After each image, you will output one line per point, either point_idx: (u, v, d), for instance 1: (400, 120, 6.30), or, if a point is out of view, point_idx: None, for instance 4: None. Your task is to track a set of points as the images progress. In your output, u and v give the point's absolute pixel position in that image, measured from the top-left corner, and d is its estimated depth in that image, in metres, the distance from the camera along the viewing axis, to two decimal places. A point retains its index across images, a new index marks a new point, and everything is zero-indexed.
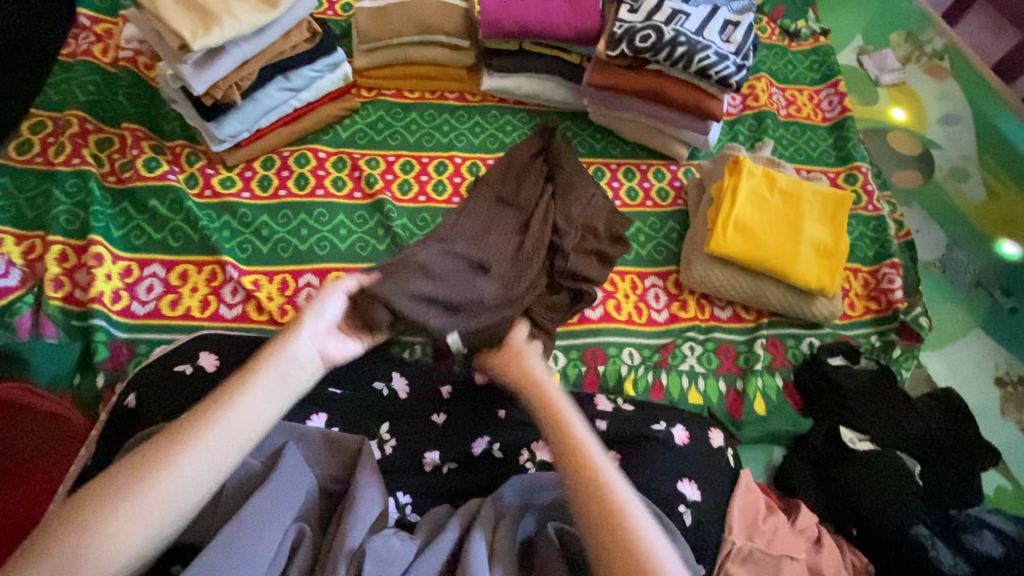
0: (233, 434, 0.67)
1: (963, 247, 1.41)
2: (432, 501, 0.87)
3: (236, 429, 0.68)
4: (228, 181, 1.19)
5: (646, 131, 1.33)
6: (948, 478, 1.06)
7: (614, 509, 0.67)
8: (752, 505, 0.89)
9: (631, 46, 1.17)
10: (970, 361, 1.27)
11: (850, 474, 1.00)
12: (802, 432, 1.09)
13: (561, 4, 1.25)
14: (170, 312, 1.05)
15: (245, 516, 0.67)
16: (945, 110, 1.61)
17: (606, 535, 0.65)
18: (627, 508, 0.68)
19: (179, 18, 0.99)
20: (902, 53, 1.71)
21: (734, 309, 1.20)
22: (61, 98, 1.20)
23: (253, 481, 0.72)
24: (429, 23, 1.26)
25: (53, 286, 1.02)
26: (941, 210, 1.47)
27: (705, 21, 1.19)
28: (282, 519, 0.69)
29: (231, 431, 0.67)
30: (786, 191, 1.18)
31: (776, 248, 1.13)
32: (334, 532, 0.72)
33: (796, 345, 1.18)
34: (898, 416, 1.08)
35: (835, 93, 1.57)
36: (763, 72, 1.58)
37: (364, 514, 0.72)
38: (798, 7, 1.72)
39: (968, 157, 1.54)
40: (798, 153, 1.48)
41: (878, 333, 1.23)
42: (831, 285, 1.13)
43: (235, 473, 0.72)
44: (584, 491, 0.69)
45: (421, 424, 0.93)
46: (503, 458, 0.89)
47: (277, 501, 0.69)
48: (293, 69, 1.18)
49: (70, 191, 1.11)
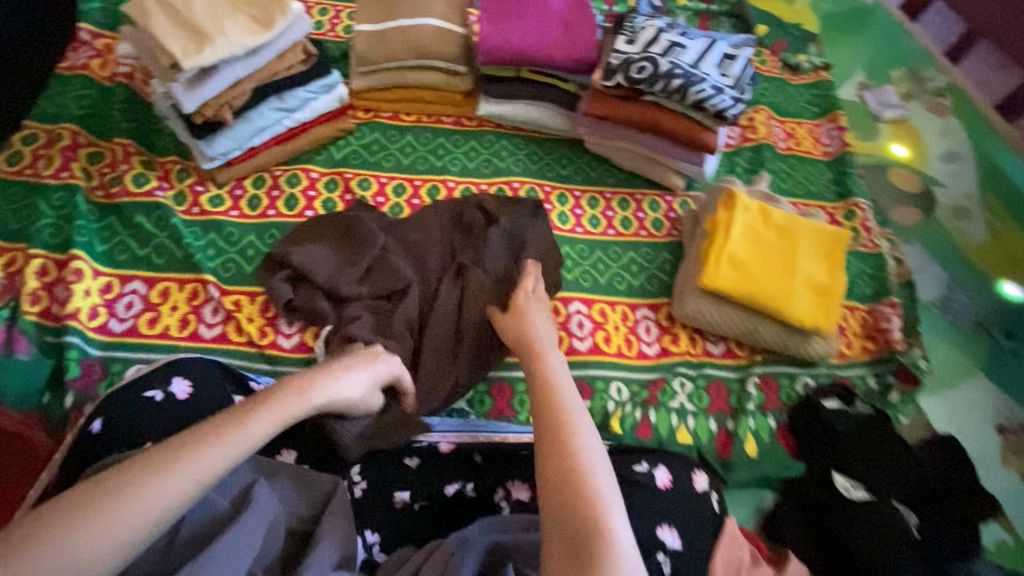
0: (220, 459, 0.61)
1: (964, 287, 1.38)
2: (407, 541, 0.85)
3: (229, 456, 0.62)
4: (217, 199, 1.18)
5: (642, 161, 1.31)
6: (948, 533, 1.01)
7: (564, 443, 0.66)
8: (738, 555, 0.85)
9: (626, 78, 1.17)
10: (971, 405, 1.23)
11: (844, 525, 0.96)
12: (794, 476, 1.06)
13: (559, 34, 1.25)
14: (148, 330, 1.03)
15: (210, 557, 0.62)
16: (946, 147, 1.60)
17: (561, 492, 0.62)
18: (592, 482, 0.63)
19: (172, 38, 1.00)
20: (903, 89, 1.70)
21: (727, 344, 1.17)
22: (56, 111, 1.20)
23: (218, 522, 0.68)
24: (426, 48, 1.26)
25: (30, 301, 1.00)
26: (942, 248, 1.44)
27: (702, 54, 1.19)
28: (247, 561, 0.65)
29: (219, 454, 0.61)
30: (782, 227, 1.16)
31: (769, 284, 1.10)
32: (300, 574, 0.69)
33: (790, 385, 1.15)
34: (891, 461, 1.04)
35: (835, 127, 1.56)
36: (762, 105, 1.58)
37: (326, 554, 0.70)
38: (800, 42, 1.72)
39: (969, 195, 1.52)
40: (797, 187, 1.46)
41: (875, 375, 1.19)
42: (827, 325, 1.10)
43: (197, 510, 0.68)
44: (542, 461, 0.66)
45: (394, 466, 0.88)
46: (476, 498, 0.88)
47: (243, 542, 0.65)
48: (289, 90, 1.18)
49: (56, 204, 1.10)
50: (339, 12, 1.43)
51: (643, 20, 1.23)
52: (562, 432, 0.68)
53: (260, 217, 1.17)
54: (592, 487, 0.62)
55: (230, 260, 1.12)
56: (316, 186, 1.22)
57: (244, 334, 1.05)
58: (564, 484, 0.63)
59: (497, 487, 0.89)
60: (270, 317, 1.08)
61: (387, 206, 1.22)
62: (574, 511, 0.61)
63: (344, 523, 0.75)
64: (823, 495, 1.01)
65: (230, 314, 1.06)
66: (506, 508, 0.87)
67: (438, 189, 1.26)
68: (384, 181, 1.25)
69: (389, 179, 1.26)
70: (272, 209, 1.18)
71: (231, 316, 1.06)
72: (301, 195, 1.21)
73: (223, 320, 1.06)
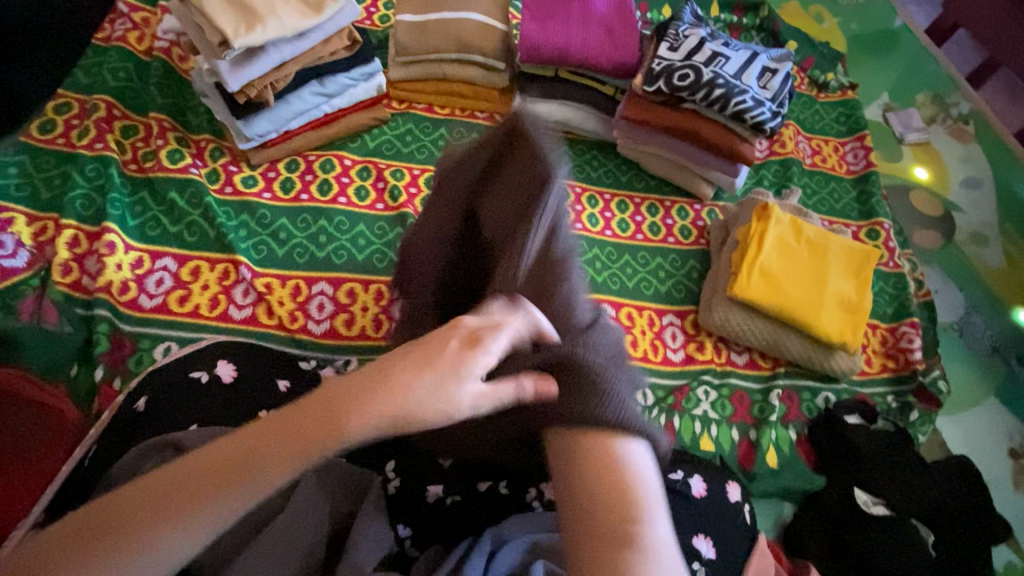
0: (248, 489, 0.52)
1: (980, 312, 1.40)
2: (437, 538, 0.86)
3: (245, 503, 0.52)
4: (250, 180, 1.17)
5: (673, 168, 1.32)
6: (961, 553, 1.03)
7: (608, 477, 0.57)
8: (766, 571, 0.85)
9: (668, 84, 1.17)
10: (985, 429, 1.25)
11: (866, 539, 0.97)
12: (818, 489, 1.06)
13: (601, 37, 1.26)
14: (177, 308, 1.02)
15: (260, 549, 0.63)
16: (967, 173, 1.62)
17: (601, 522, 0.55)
18: (637, 478, 0.58)
19: (223, 16, 0.99)
20: (927, 113, 1.72)
21: (752, 355, 1.18)
22: (90, 80, 1.18)
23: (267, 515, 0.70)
24: (468, 42, 1.27)
25: (61, 271, 0.99)
26: (961, 273, 1.46)
27: (744, 65, 1.19)
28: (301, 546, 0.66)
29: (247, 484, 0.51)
30: (813, 241, 1.17)
31: (799, 297, 1.11)
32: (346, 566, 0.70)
33: (811, 399, 1.16)
34: (911, 479, 1.06)
35: (860, 146, 1.58)
36: (790, 120, 1.59)
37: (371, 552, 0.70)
38: (828, 60, 1.74)
39: (988, 223, 1.54)
40: (822, 203, 1.47)
41: (894, 394, 1.21)
42: (853, 340, 1.11)
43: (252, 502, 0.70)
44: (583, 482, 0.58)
45: (428, 459, 0.92)
46: (509, 496, 0.91)
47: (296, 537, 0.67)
48: (329, 75, 1.17)
49: (89, 175, 1.09)
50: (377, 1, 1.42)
51: (686, 28, 1.23)
52: (601, 438, 0.60)
53: (292, 200, 1.17)
54: (645, 511, 0.56)
55: (262, 243, 1.12)
56: (350, 173, 1.22)
57: (274, 318, 1.05)
58: (600, 503, 0.56)
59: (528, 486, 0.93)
60: (300, 302, 1.07)
61: (418, 197, 1.21)
62: (609, 527, 0.54)
63: (378, 524, 0.73)
64: (843, 510, 1.02)
65: (261, 296, 1.06)
66: (538, 507, 0.91)
67: None
68: (417, 172, 1.25)
69: (422, 170, 1.25)
70: (305, 194, 1.18)
71: (262, 298, 1.06)
72: (334, 181, 1.20)
73: (254, 302, 1.05)
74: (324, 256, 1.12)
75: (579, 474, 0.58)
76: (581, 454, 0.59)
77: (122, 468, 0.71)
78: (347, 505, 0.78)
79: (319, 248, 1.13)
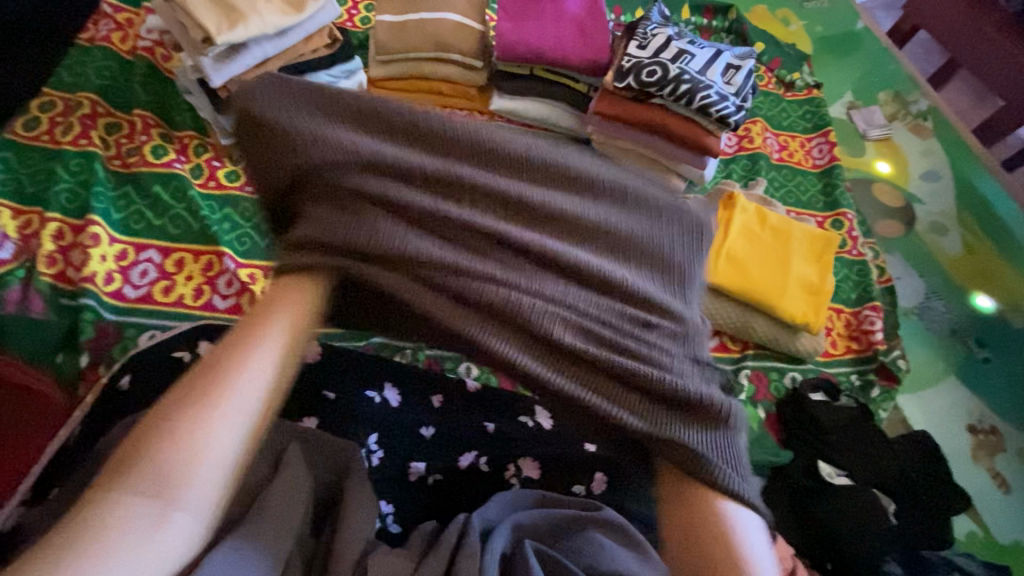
0: (234, 412, 0.65)
1: (940, 297, 1.47)
2: (418, 511, 0.90)
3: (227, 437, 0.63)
4: (234, 175, 1.20)
5: (645, 162, 1.37)
6: (923, 521, 1.08)
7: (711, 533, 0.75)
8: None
9: (637, 80, 1.23)
10: (945, 407, 1.31)
11: (830, 508, 1.01)
12: (782, 462, 1.10)
13: (573, 36, 1.31)
14: (162, 298, 1.04)
15: (254, 516, 0.66)
16: (928, 166, 1.69)
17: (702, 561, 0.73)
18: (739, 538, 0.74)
19: (205, 13, 1.03)
20: (889, 110, 1.80)
21: (721, 338, 1.23)
22: (74, 79, 1.20)
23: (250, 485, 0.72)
24: (445, 41, 1.31)
25: (46, 263, 1.01)
26: (921, 260, 1.53)
27: (708, 62, 1.25)
28: (293, 514, 0.69)
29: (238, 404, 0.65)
30: (777, 228, 1.23)
31: (764, 281, 1.17)
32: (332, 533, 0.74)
33: (779, 379, 1.21)
34: (876, 453, 1.11)
35: (825, 142, 1.65)
36: (759, 117, 1.66)
37: (357, 524, 0.72)
38: (795, 60, 1.81)
39: (947, 213, 1.60)
40: (789, 196, 1.54)
41: (858, 372, 1.27)
42: (816, 321, 1.17)
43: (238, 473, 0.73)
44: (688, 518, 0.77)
45: (410, 437, 0.94)
46: (489, 473, 0.93)
47: (288, 505, 0.69)
48: (311, 72, 1.21)
49: (73, 170, 1.11)
50: (358, 2, 1.46)
51: (654, 27, 1.29)
52: (705, 493, 0.77)
53: None
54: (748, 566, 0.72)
55: (245, 235, 1.14)
56: None
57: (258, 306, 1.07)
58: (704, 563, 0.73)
59: (509, 462, 0.95)
60: None
61: None
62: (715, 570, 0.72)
63: (365, 490, 0.77)
64: (808, 482, 1.07)
65: (245, 285, 1.08)
66: (516, 484, 0.93)
67: None
68: None
69: None
70: None
71: (245, 288, 1.08)
72: None
73: (237, 292, 1.08)
74: None
75: (696, 514, 0.76)
76: (700, 519, 0.76)
77: (110, 442, 0.75)
78: (335, 476, 0.81)
79: None
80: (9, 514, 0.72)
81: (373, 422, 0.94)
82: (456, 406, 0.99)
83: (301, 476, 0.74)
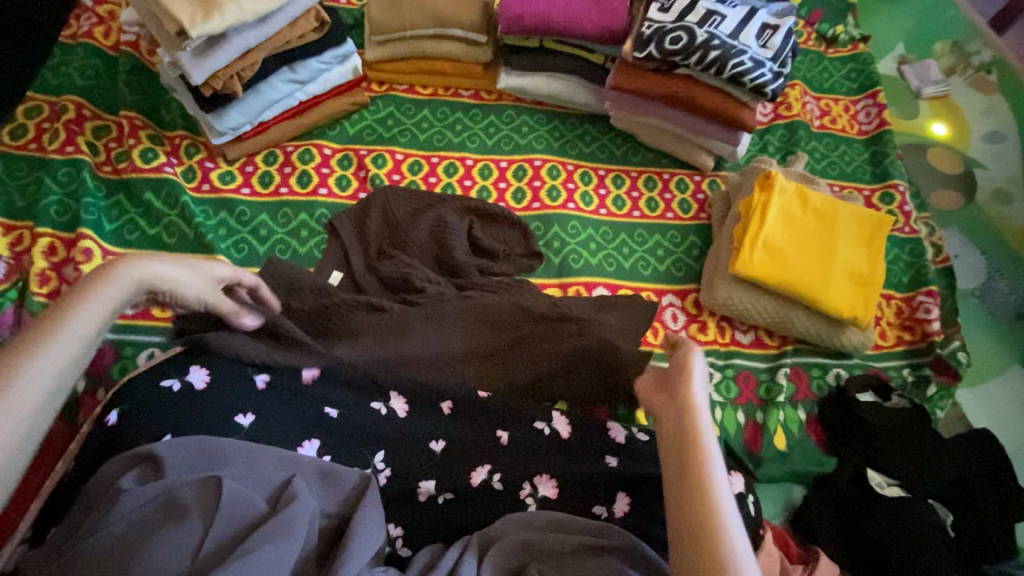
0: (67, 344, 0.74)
1: (1004, 276, 1.32)
2: (420, 532, 0.84)
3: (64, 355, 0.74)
4: (228, 176, 1.13)
5: (670, 138, 1.24)
6: (986, 534, 0.97)
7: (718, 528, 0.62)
8: (772, 570, 0.83)
9: (659, 48, 1.09)
10: (1009, 398, 1.19)
11: (883, 523, 0.92)
12: (828, 471, 1.01)
13: (587, 3, 1.17)
14: (160, 313, 1.01)
15: (245, 562, 0.62)
16: (990, 127, 1.52)
17: (690, 520, 0.63)
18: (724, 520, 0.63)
19: (177, 2, 0.93)
20: (946, 64, 1.61)
21: (757, 333, 1.13)
22: (58, 80, 1.14)
23: (253, 521, 0.68)
24: (444, 16, 1.19)
25: (39, 282, 0.98)
26: (982, 235, 1.37)
27: (741, 24, 1.10)
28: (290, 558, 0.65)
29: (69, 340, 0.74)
30: (820, 211, 1.08)
31: (809, 273, 1.04)
32: (332, 562, 0.69)
33: (821, 376, 1.10)
34: (929, 458, 1.00)
35: (873, 104, 1.48)
36: (797, 79, 1.50)
37: (361, 553, 0.69)
38: (837, 12, 1.62)
39: (1013, 179, 1.45)
40: (831, 168, 1.39)
41: (911, 367, 1.14)
42: (865, 315, 1.03)
43: (236, 504, 0.67)
44: (681, 492, 0.67)
45: (419, 454, 0.88)
46: (502, 491, 0.86)
47: (286, 539, 0.65)
48: (300, 60, 1.12)
49: (62, 181, 1.06)
50: None
51: None
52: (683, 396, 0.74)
53: (272, 194, 1.13)
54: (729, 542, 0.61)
55: (243, 241, 1.09)
56: (330, 163, 1.17)
57: None
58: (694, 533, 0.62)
59: (523, 480, 0.87)
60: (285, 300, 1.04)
61: (406, 164, 1.19)
62: (702, 546, 0.61)
63: (371, 520, 0.73)
64: (856, 492, 0.97)
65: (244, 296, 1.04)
66: (532, 503, 0.85)
67: (455, 167, 1.21)
68: (400, 158, 1.20)
69: (405, 155, 1.20)
70: (284, 187, 1.14)
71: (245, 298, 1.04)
72: (314, 172, 1.16)
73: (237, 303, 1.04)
74: (307, 251, 1.10)
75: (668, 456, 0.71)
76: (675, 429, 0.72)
77: (99, 482, 0.71)
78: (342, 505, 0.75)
79: (301, 243, 1.11)
80: (9, 554, 0.70)
81: (378, 437, 0.88)
82: (470, 406, 0.92)
83: (301, 506, 0.70)
